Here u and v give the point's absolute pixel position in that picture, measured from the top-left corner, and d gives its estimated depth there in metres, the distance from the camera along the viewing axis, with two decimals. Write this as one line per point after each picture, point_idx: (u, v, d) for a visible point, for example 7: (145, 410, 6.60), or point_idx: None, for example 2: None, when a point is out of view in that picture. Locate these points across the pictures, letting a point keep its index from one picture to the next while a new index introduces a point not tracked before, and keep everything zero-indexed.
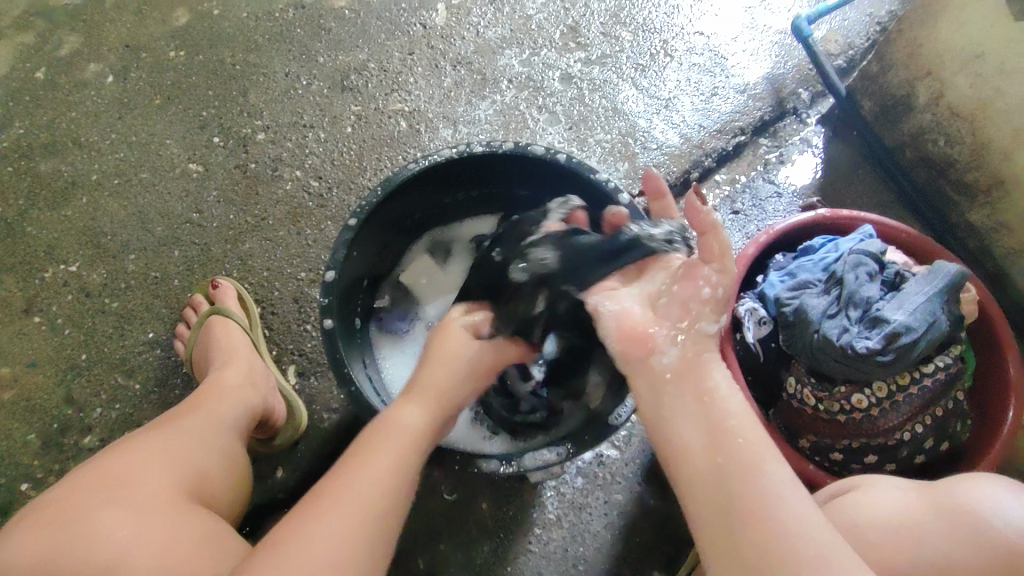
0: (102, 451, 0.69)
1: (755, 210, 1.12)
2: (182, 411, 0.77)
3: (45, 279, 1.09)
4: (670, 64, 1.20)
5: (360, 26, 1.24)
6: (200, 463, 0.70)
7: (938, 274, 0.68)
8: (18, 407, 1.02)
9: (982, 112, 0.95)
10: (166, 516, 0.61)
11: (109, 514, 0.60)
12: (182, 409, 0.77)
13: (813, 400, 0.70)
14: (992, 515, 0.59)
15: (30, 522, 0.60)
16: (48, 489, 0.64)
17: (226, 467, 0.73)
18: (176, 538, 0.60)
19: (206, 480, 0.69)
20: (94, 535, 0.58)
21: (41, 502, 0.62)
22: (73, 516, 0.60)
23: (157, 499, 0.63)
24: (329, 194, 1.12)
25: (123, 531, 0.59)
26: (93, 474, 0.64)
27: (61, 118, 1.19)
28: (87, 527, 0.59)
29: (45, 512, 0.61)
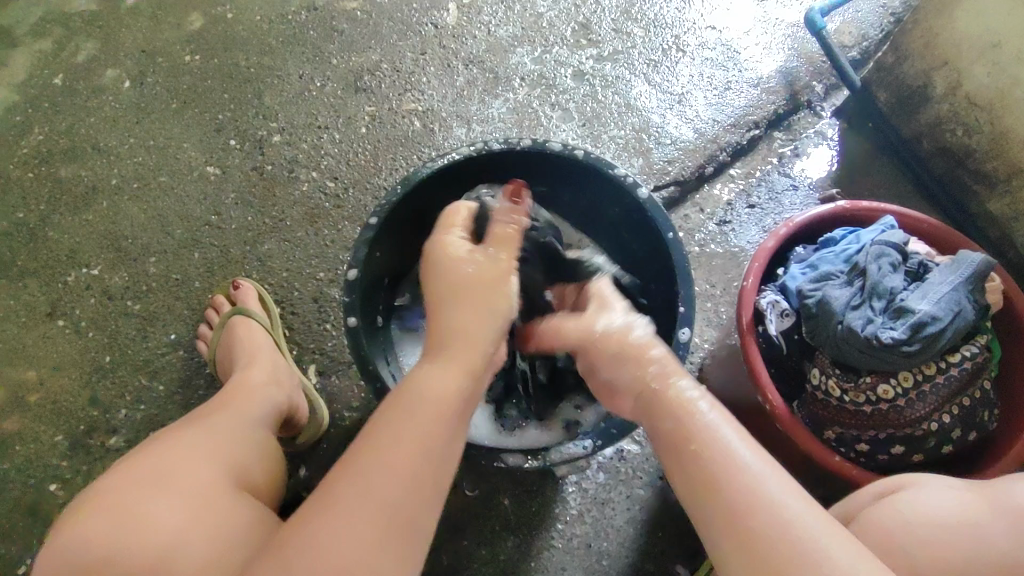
0: (146, 446, 0.70)
1: (772, 203, 1.12)
2: (217, 406, 0.79)
3: (68, 283, 1.10)
4: (682, 59, 1.20)
5: (372, 27, 1.24)
6: (243, 457, 0.72)
7: (962, 263, 0.68)
8: (45, 410, 1.03)
9: (1000, 101, 0.94)
10: (219, 507, 0.63)
11: (165, 503, 0.61)
12: (216, 405, 0.79)
13: (838, 391, 0.70)
14: None
15: (87, 514, 0.61)
16: (97, 483, 0.65)
17: (266, 460, 0.75)
18: (230, 526, 0.61)
19: (249, 472, 0.71)
20: (154, 523, 0.60)
21: (95, 495, 0.63)
22: (130, 507, 0.61)
23: (208, 490, 0.64)
24: (346, 195, 1.13)
25: (181, 520, 0.60)
26: (144, 467, 0.65)
27: (79, 124, 1.20)
28: (145, 517, 0.60)
29: (100, 504, 0.62)
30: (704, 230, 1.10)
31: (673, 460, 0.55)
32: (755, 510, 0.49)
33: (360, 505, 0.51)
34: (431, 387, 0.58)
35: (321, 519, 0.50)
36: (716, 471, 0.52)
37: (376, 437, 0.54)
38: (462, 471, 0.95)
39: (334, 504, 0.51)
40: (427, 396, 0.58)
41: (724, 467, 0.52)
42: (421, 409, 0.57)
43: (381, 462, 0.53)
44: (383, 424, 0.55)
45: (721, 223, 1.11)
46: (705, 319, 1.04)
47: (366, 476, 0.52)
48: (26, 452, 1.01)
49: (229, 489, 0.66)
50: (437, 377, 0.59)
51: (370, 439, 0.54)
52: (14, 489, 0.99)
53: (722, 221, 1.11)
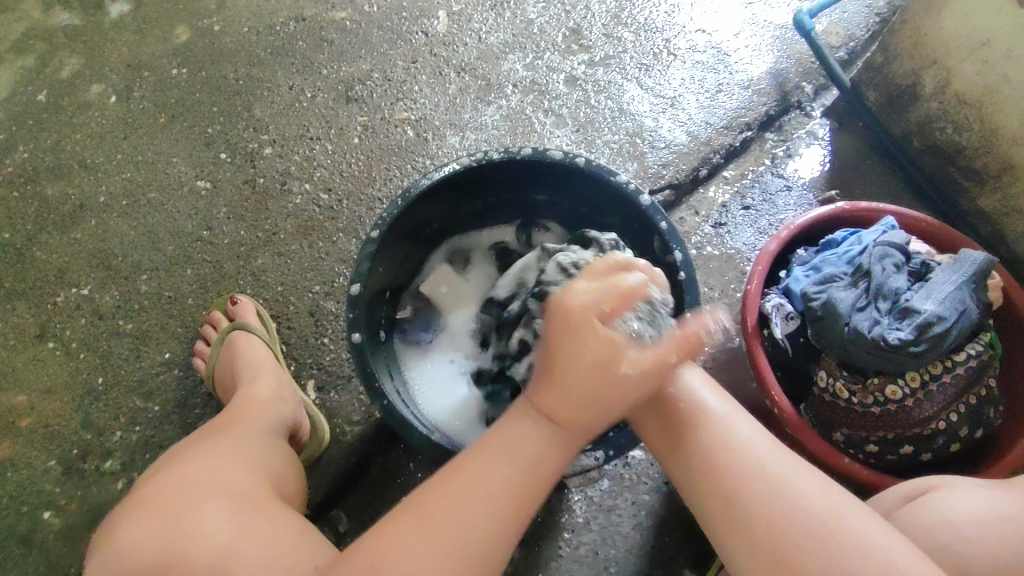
0: (173, 460, 0.70)
1: (766, 204, 1.12)
2: (231, 420, 0.79)
3: (57, 303, 1.08)
4: (673, 63, 1.20)
5: (362, 37, 1.24)
6: (271, 465, 0.72)
7: (965, 262, 0.69)
8: (38, 435, 1.01)
9: (989, 98, 0.96)
10: (261, 511, 0.63)
11: (210, 507, 0.61)
12: (230, 419, 0.80)
13: (846, 392, 0.71)
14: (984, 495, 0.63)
15: (133, 526, 0.61)
16: (133, 499, 0.65)
17: (289, 468, 0.76)
18: (277, 527, 0.61)
19: (277, 479, 0.72)
20: (201, 527, 0.59)
21: (135, 507, 0.63)
22: (175, 515, 0.60)
23: (248, 496, 0.64)
24: (340, 207, 1.11)
25: (228, 523, 0.59)
26: (179, 477, 0.65)
27: (65, 141, 1.18)
28: (191, 523, 0.59)
29: (141, 515, 0.61)
30: (700, 232, 1.10)
31: (671, 455, 0.63)
32: (776, 497, 0.56)
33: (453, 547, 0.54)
34: (529, 443, 0.58)
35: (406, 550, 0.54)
36: (730, 458, 0.60)
37: (485, 467, 0.57)
38: None
39: (423, 535, 0.54)
40: (525, 453, 0.58)
41: (732, 454, 0.60)
42: (518, 461, 0.58)
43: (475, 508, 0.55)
44: (481, 463, 0.58)
45: (717, 225, 1.11)
46: None
47: (466, 518, 0.55)
48: (19, 478, 0.98)
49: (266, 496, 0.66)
50: (530, 427, 0.59)
51: (463, 480, 0.57)
52: (7, 517, 0.97)
53: (718, 223, 1.11)
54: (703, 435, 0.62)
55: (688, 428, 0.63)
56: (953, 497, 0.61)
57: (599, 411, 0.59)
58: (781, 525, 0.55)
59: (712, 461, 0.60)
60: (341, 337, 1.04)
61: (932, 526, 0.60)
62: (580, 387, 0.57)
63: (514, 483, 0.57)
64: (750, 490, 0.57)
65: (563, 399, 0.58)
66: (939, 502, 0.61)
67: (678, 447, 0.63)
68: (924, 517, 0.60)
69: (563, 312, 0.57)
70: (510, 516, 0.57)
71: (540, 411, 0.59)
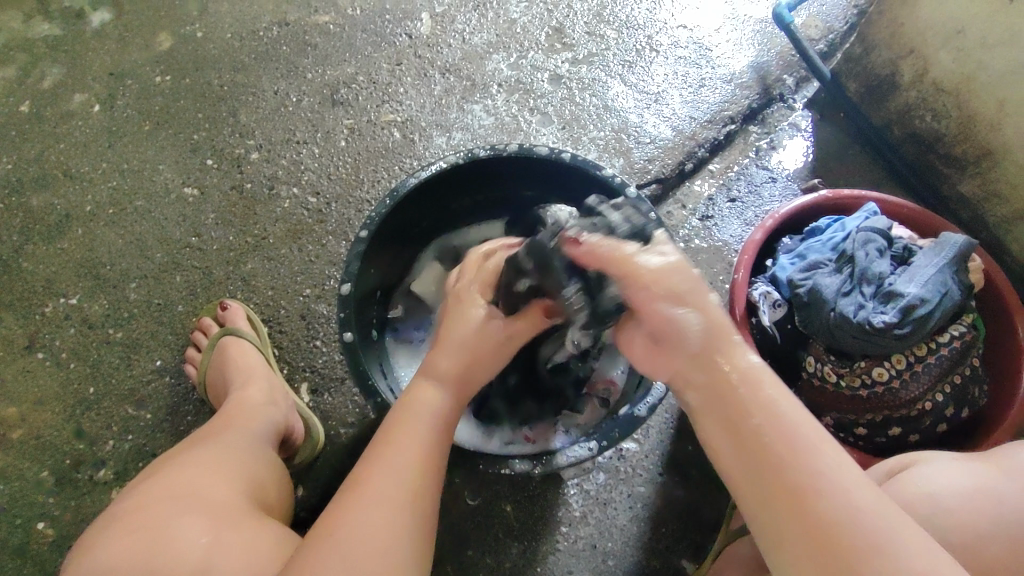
0: (153, 472, 0.70)
1: (751, 196, 1.13)
2: (213, 429, 0.79)
3: (45, 314, 1.07)
4: (656, 59, 1.21)
5: (346, 40, 1.24)
6: (252, 475, 0.72)
7: (945, 245, 0.70)
8: (29, 447, 1.00)
9: (966, 85, 0.97)
10: (240, 523, 0.63)
11: (189, 521, 0.61)
12: (212, 429, 0.80)
13: (834, 376, 0.72)
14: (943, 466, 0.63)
15: (110, 540, 0.61)
16: (111, 513, 0.65)
17: (273, 477, 0.76)
18: (254, 539, 0.61)
19: (259, 489, 0.72)
20: (179, 540, 0.59)
21: (112, 523, 0.63)
22: (154, 527, 0.60)
23: (228, 507, 0.64)
24: (328, 210, 1.12)
25: (207, 537, 0.60)
26: (158, 490, 0.65)
27: (49, 151, 1.18)
28: (169, 537, 0.59)
29: (118, 529, 0.61)
30: (687, 225, 1.11)
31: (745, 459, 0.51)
32: (800, 458, 0.49)
33: (375, 517, 0.54)
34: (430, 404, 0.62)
35: (343, 528, 0.53)
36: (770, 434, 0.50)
37: (396, 434, 0.59)
38: (462, 480, 0.94)
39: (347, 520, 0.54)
40: (431, 408, 0.62)
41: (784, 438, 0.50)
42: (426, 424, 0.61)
43: (389, 485, 0.56)
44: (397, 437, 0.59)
45: (704, 218, 1.12)
46: None
47: (387, 484, 0.56)
48: (10, 491, 0.98)
49: (245, 507, 0.66)
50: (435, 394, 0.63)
51: (374, 468, 0.57)
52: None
53: (704, 216, 1.12)
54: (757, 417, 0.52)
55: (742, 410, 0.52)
56: (934, 471, 0.62)
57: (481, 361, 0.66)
58: (806, 495, 0.47)
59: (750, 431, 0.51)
60: (334, 340, 1.04)
61: (916, 500, 0.60)
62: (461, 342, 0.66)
63: (419, 451, 0.59)
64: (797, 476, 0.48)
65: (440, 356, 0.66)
66: (921, 477, 0.62)
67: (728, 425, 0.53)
68: (907, 492, 0.61)
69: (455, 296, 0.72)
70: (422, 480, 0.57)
71: (428, 372, 0.64)
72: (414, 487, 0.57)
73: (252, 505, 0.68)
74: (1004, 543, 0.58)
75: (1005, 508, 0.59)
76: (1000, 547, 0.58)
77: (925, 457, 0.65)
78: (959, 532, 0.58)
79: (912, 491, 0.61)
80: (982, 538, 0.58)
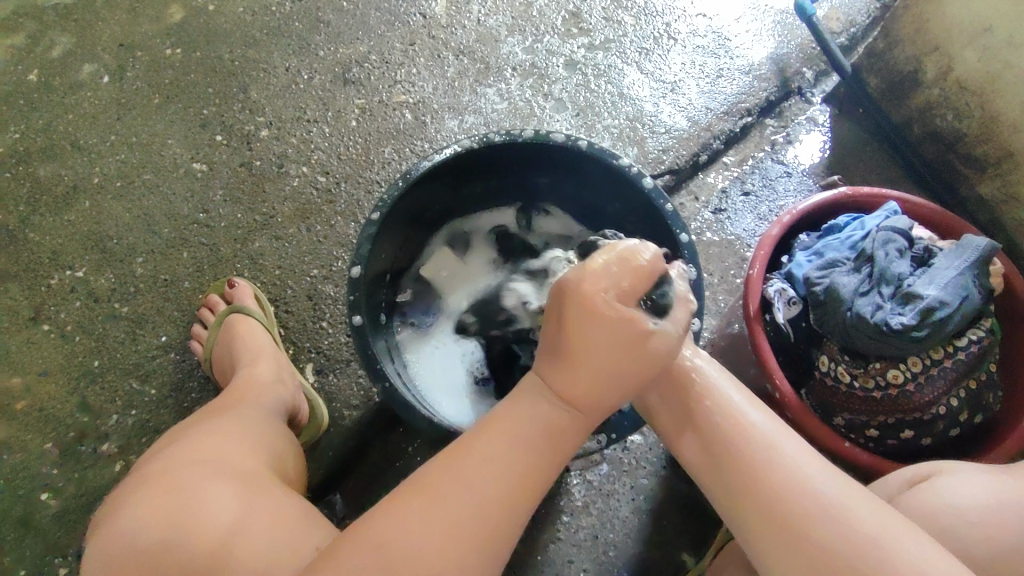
0: (178, 439, 0.70)
1: (766, 190, 1.12)
2: (235, 401, 0.79)
3: (51, 286, 1.07)
4: (674, 47, 1.19)
5: (359, 18, 1.22)
6: (274, 448, 0.72)
7: (967, 248, 0.69)
8: (33, 419, 1.00)
9: (990, 84, 0.95)
10: (266, 492, 0.62)
11: (215, 486, 0.61)
12: (233, 400, 0.79)
13: (847, 377, 0.71)
14: (963, 489, 0.61)
15: (137, 504, 0.60)
16: (138, 476, 0.65)
17: (292, 452, 0.76)
18: (283, 509, 0.60)
19: (281, 464, 0.71)
20: (206, 504, 0.59)
21: (139, 486, 0.63)
22: (180, 492, 0.60)
23: (253, 476, 0.64)
24: (337, 190, 1.10)
25: (235, 501, 0.59)
26: (184, 455, 0.65)
27: (57, 121, 1.16)
28: (196, 501, 0.59)
29: (143, 496, 0.61)
30: (700, 218, 1.10)
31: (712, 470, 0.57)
32: (753, 453, 0.54)
33: (466, 511, 0.50)
34: (533, 411, 0.55)
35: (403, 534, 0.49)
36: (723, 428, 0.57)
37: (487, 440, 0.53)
38: None
39: (401, 518, 0.50)
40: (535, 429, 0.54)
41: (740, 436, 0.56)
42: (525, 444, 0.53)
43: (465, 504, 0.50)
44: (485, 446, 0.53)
45: (716, 211, 1.10)
46: (704, 308, 1.04)
47: (460, 481, 0.51)
48: (14, 461, 0.98)
49: (271, 478, 0.66)
50: (543, 410, 0.55)
51: (449, 474, 0.52)
52: (4, 500, 0.96)
53: (717, 209, 1.11)
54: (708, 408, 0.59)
55: (697, 405, 0.60)
56: (957, 483, 0.61)
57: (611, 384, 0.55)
58: (765, 486, 0.53)
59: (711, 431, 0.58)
60: (340, 321, 1.03)
61: (936, 513, 0.59)
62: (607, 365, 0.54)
63: (527, 460, 0.53)
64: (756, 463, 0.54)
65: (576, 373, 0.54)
66: (942, 489, 0.61)
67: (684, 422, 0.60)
68: (929, 505, 0.60)
69: (579, 301, 0.53)
70: (506, 495, 0.52)
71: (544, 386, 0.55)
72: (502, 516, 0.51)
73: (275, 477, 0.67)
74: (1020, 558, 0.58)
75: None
76: (1016, 561, 0.58)
77: (946, 467, 0.63)
78: (981, 546, 0.58)
79: (934, 504, 0.60)
80: (1002, 553, 0.58)
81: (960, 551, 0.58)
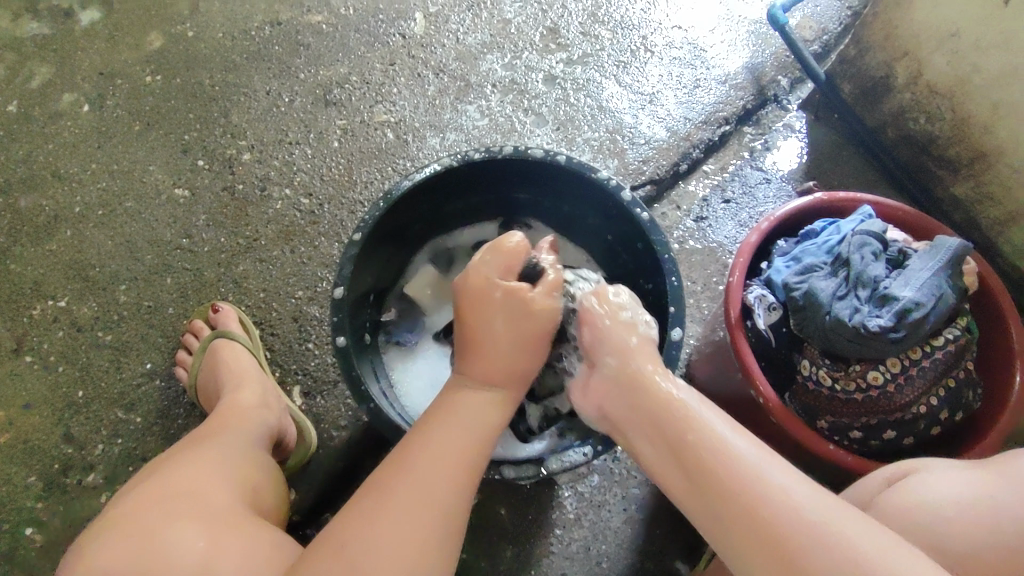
0: (149, 474, 0.69)
1: (746, 197, 1.13)
2: (212, 431, 0.78)
3: (33, 316, 1.06)
4: (651, 59, 1.21)
5: (338, 40, 1.23)
6: (250, 478, 0.72)
7: (940, 249, 0.71)
8: (16, 452, 0.99)
9: (960, 88, 0.97)
10: (234, 527, 0.62)
11: (184, 524, 0.60)
12: (210, 431, 0.78)
13: (829, 380, 0.72)
14: (942, 489, 0.62)
15: (104, 543, 0.59)
16: (110, 512, 0.64)
17: (271, 483, 0.75)
18: (255, 544, 0.61)
19: (257, 493, 0.71)
20: (175, 545, 0.58)
21: (107, 525, 0.62)
22: (150, 531, 0.60)
23: (223, 510, 0.64)
24: (321, 211, 1.11)
25: (203, 540, 0.59)
26: (159, 490, 0.65)
27: (37, 151, 1.16)
28: (163, 542, 0.59)
29: (112, 533, 0.61)
30: (682, 227, 1.11)
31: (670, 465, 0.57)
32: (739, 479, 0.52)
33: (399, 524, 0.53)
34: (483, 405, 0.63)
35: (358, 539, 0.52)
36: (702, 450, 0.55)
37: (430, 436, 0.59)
38: None
39: (359, 524, 0.53)
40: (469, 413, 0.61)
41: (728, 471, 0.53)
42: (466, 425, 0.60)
43: (420, 478, 0.56)
44: (421, 440, 0.59)
45: (698, 219, 1.11)
46: (689, 316, 1.05)
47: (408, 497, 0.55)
48: None
49: (243, 512, 0.65)
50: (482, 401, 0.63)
51: (408, 452, 0.58)
52: None
53: (699, 217, 1.12)
54: (669, 415, 0.58)
55: (682, 440, 0.56)
56: (932, 478, 0.62)
57: (513, 358, 0.64)
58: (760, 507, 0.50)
59: (686, 450, 0.56)
60: (326, 342, 1.03)
61: (910, 509, 0.61)
62: (508, 349, 0.64)
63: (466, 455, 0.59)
64: (735, 487, 0.52)
65: (486, 361, 0.64)
66: (917, 484, 0.62)
67: (647, 430, 0.60)
68: (903, 500, 0.62)
69: (467, 294, 0.66)
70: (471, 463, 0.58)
71: (474, 381, 0.64)
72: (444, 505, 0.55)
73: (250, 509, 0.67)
74: (999, 551, 0.57)
75: (1004, 516, 0.58)
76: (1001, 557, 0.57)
77: (924, 465, 0.65)
78: (955, 539, 0.59)
79: (908, 499, 0.62)
80: (982, 546, 0.58)
81: (934, 546, 0.59)
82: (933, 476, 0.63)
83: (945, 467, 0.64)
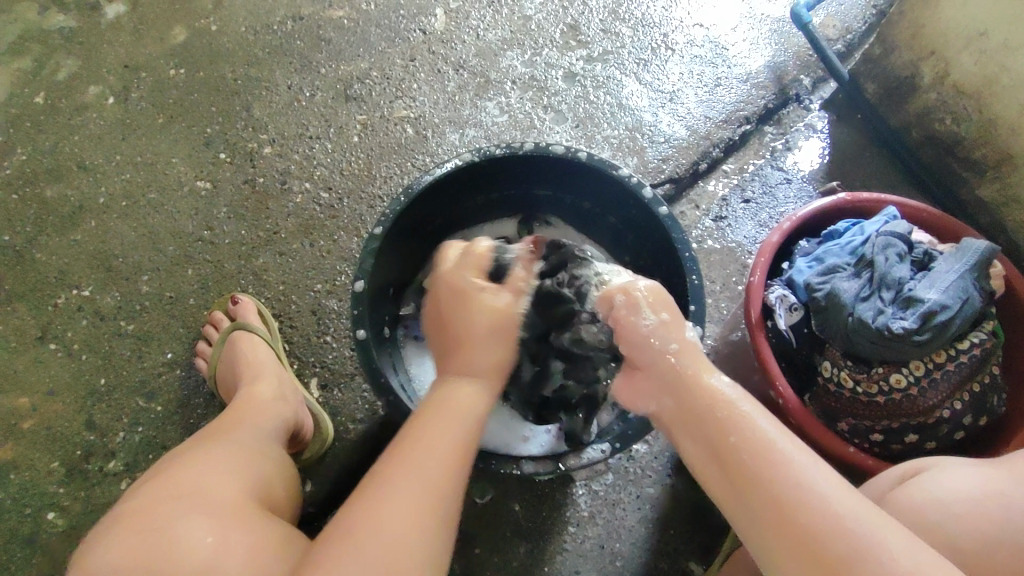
0: (159, 471, 0.69)
1: (766, 197, 1.12)
2: (227, 424, 0.79)
3: (58, 305, 1.08)
4: (672, 57, 1.20)
5: (360, 35, 1.24)
6: (263, 475, 0.72)
7: (967, 251, 0.70)
8: (40, 438, 1.00)
9: (987, 88, 0.96)
10: (241, 524, 0.62)
11: (194, 519, 0.61)
12: (227, 423, 0.79)
13: (851, 382, 0.71)
14: (950, 485, 0.61)
15: (112, 541, 0.60)
16: (117, 509, 0.65)
17: (284, 479, 0.76)
18: (260, 539, 0.61)
19: (269, 488, 0.72)
20: (184, 540, 0.59)
21: (117, 521, 0.62)
22: (161, 527, 0.60)
23: (232, 506, 0.64)
24: (340, 205, 1.11)
25: (212, 536, 0.60)
26: (172, 486, 0.65)
27: (64, 142, 1.18)
28: (175, 536, 0.59)
29: (121, 528, 0.61)
30: (700, 226, 1.10)
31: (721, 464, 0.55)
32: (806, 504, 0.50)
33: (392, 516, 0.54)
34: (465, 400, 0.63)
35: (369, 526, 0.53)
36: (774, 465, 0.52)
37: (419, 439, 0.59)
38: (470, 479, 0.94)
39: (370, 504, 0.54)
40: (456, 405, 0.62)
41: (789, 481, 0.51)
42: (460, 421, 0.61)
43: (419, 474, 0.56)
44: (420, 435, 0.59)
45: (717, 218, 1.11)
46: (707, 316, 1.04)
47: (403, 486, 0.55)
48: (22, 480, 0.98)
49: (251, 508, 0.66)
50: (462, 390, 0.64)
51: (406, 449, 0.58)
52: (11, 518, 0.96)
53: (718, 217, 1.11)
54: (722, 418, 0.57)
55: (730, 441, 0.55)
56: (942, 475, 0.62)
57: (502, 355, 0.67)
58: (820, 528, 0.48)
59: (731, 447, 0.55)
60: (344, 335, 1.04)
61: (918, 504, 0.60)
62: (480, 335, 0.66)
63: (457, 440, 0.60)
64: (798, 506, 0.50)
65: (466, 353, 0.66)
66: (928, 481, 0.62)
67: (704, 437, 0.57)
68: (913, 496, 0.61)
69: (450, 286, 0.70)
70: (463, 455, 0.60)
71: (459, 373, 0.65)
72: (442, 500, 0.56)
73: (259, 507, 0.67)
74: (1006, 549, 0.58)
75: (1011, 512, 0.59)
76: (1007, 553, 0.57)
77: (935, 461, 0.64)
78: (965, 536, 0.58)
79: (916, 495, 0.61)
80: (988, 543, 0.58)
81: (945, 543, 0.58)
82: (943, 472, 0.62)
83: (955, 463, 0.63)
